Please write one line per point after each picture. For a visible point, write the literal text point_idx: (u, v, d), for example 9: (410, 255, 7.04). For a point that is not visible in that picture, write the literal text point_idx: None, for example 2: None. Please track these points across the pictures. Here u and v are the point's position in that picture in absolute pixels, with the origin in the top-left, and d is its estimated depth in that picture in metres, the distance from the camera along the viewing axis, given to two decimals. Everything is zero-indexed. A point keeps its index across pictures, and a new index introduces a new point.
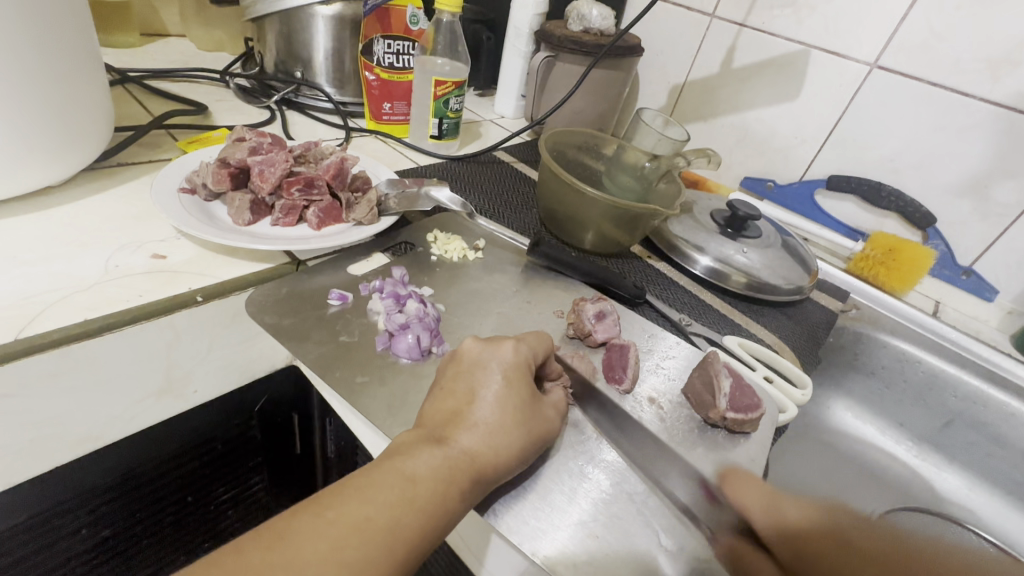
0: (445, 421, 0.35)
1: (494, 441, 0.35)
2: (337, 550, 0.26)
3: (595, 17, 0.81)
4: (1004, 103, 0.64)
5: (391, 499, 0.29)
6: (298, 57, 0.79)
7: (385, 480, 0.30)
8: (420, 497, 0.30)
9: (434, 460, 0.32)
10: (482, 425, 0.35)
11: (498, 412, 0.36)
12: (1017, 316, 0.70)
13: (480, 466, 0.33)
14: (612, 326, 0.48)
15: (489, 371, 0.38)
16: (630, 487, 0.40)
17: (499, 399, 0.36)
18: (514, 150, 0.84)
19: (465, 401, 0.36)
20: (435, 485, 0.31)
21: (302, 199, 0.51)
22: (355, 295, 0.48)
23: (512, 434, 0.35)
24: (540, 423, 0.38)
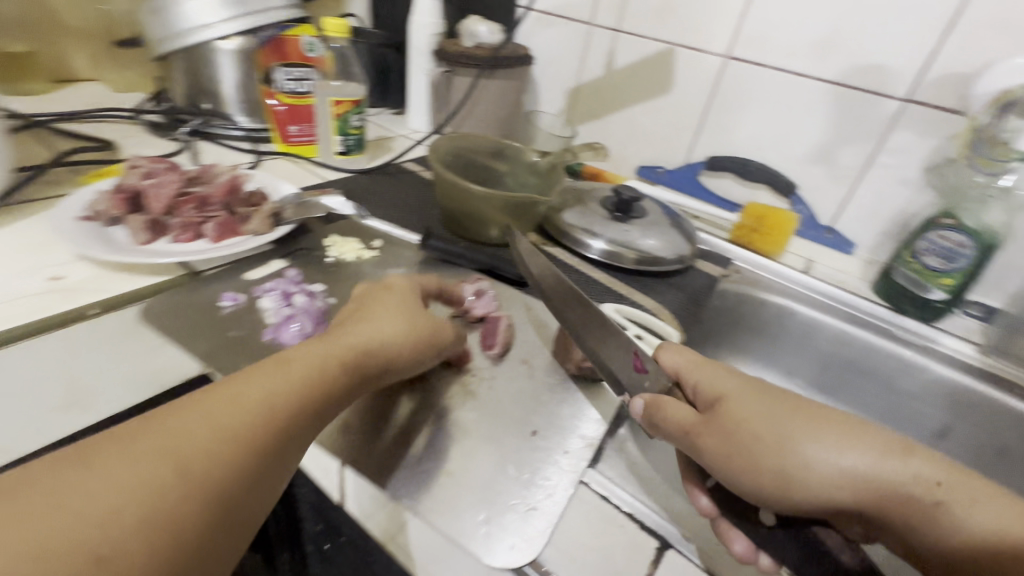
0: (337, 324, 0.43)
1: (378, 330, 0.42)
2: (202, 428, 0.31)
3: (484, 32, 0.89)
4: (833, 79, 0.73)
5: (261, 385, 0.34)
6: (206, 91, 0.83)
7: (262, 371, 0.35)
8: (297, 374, 0.36)
9: (317, 346, 0.39)
10: (373, 320, 0.43)
11: (383, 317, 0.44)
12: (874, 265, 0.79)
13: (369, 347, 0.41)
14: (490, 302, 0.54)
15: (382, 296, 0.46)
16: (494, 433, 0.43)
17: (384, 315, 0.44)
18: (422, 160, 0.90)
19: (356, 312, 0.45)
20: (311, 366, 0.37)
21: (196, 216, 0.55)
22: (247, 296, 0.52)
23: (396, 325, 0.43)
24: (430, 327, 0.45)
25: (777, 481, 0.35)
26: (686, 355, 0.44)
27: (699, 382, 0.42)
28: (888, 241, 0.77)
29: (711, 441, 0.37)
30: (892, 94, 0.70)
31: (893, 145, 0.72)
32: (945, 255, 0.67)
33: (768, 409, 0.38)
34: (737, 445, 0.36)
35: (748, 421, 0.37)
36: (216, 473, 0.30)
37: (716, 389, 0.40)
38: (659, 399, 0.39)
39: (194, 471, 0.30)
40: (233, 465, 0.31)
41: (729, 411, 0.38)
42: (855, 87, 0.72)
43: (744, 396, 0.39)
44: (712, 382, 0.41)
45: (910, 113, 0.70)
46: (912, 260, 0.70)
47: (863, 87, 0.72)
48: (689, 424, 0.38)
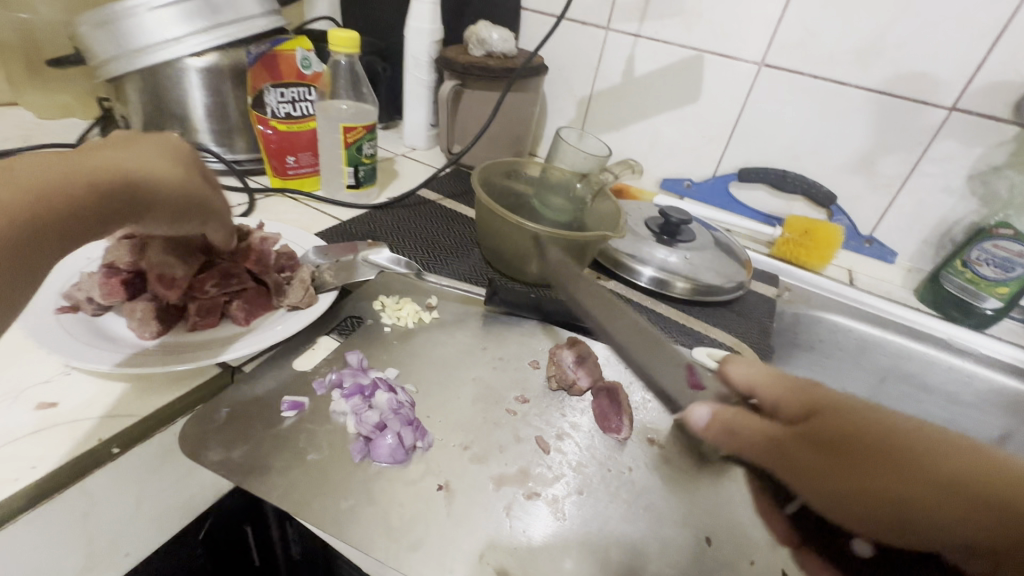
0: (133, 154, 0.36)
1: (134, 159, 0.35)
2: (52, 181, 0.30)
3: (496, 39, 0.79)
4: (876, 88, 0.71)
5: (55, 164, 0.31)
6: (173, 116, 0.69)
7: (89, 163, 0.33)
8: (76, 174, 0.31)
9: (139, 158, 0.36)
10: (137, 151, 0.37)
11: (143, 154, 0.37)
12: (915, 272, 0.79)
13: (128, 179, 0.34)
14: (594, 369, 0.46)
15: (150, 142, 0.38)
16: (662, 549, 0.37)
17: (150, 152, 0.37)
18: (437, 185, 0.80)
19: (181, 166, 0.38)
20: (67, 171, 0.31)
21: (220, 293, 0.44)
22: (311, 397, 0.41)
23: (174, 172, 0.37)
24: (188, 200, 0.37)
25: (874, 499, 0.26)
26: (754, 371, 0.36)
27: (782, 395, 0.33)
28: (929, 249, 0.77)
29: (803, 454, 0.29)
30: (937, 103, 0.69)
31: (937, 153, 0.71)
32: (1000, 266, 0.67)
33: (856, 415, 0.30)
34: (845, 467, 0.28)
35: (851, 432, 0.29)
36: (59, 210, 0.30)
37: (804, 403, 0.32)
38: (731, 415, 0.33)
39: (29, 197, 0.29)
40: (76, 202, 0.31)
41: (822, 426, 0.30)
42: (899, 95, 0.71)
43: (847, 408, 0.31)
44: (783, 393, 0.33)
45: (955, 122, 0.69)
46: (964, 269, 0.71)
47: (906, 95, 0.70)
48: (775, 438, 0.30)
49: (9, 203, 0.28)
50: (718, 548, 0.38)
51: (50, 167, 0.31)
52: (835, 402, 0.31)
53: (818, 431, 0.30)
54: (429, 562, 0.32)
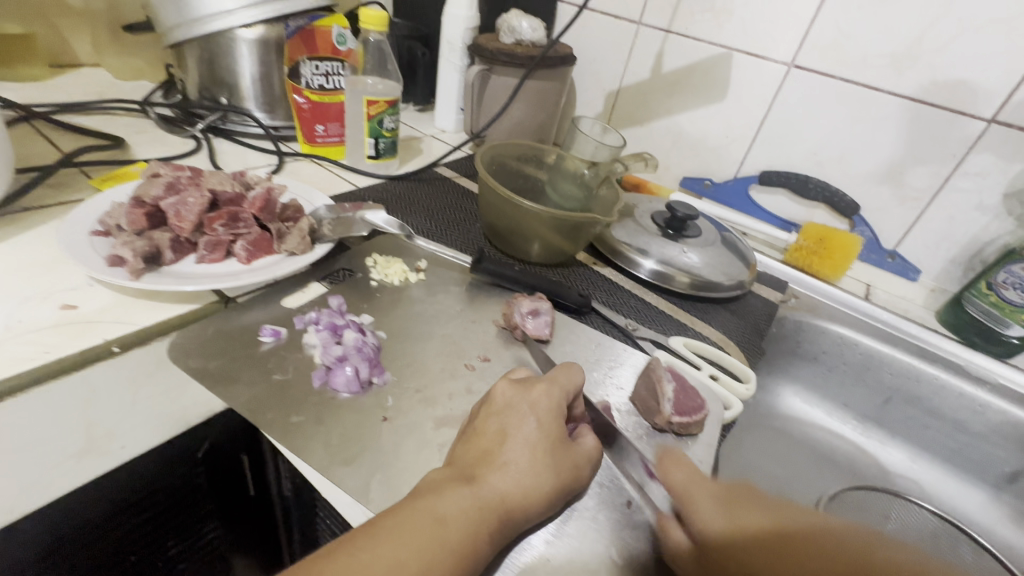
0: (477, 461, 0.35)
1: (527, 483, 0.35)
2: None
3: (526, 29, 0.82)
4: (910, 95, 0.68)
5: (415, 546, 0.29)
6: (223, 83, 0.76)
7: (415, 524, 0.30)
8: (452, 542, 0.30)
9: (462, 502, 0.32)
10: (513, 466, 0.35)
11: (529, 455, 0.36)
12: (939, 293, 0.74)
13: (506, 509, 0.34)
14: (542, 325, 0.50)
15: (522, 414, 0.38)
16: (580, 502, 0.39)
17: (533, 443, 0.37)
18: (455, 165, 0.84)
19: (499, 441, 0.36)
20: (464, 531, 0.31)
21: (227, 233, 0.49)
22: (289, 329, 0.46)
23: (536, 479, 0.35)
24: (572, 466, 0.37)
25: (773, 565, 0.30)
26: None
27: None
28: (957, 269, 0.72)
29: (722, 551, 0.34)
30: (975, 114, 0.65)
31: (972, 168, 0.67)
32: None
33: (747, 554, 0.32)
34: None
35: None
36: None
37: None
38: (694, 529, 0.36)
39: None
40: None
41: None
42: (935, 104, 0.67)
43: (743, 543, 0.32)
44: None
45: (994, 135, 0.65)
46: (989, 292, 0.66)
47: (942, 105, 0.67)
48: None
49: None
50: (637, 512, 0.39)
51: (458, 518, 0.31)
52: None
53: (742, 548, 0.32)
54: (359, 480, 0.36)
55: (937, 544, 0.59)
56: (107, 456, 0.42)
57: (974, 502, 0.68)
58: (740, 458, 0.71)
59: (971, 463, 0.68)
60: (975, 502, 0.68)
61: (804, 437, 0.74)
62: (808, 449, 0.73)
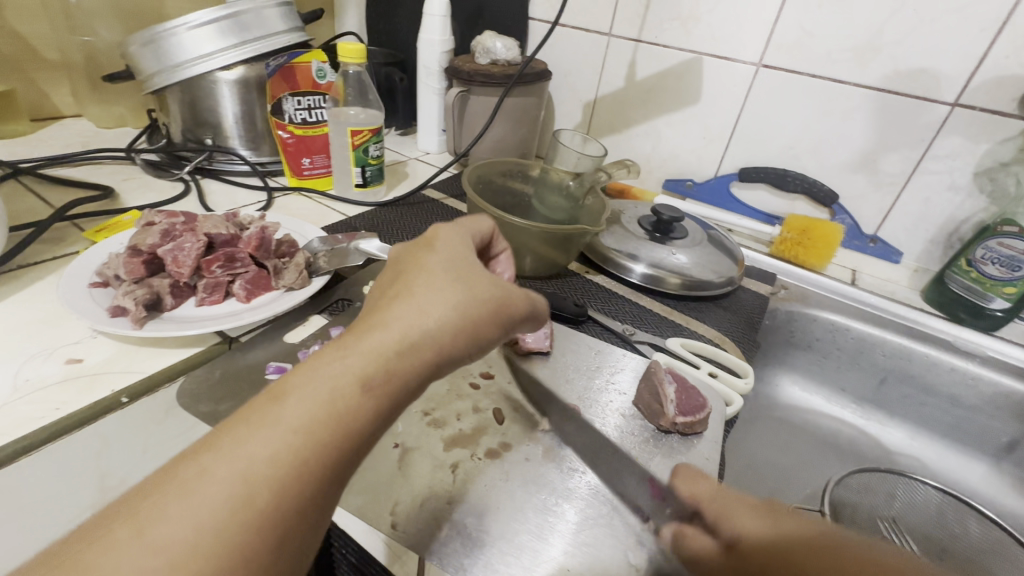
0: (375, 308, 0.33)
1: (417, 315, 0.32)
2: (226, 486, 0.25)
3: (500, 49, 0.84)
4: (876, 85, 0.71)
5: (283, 422, 0.27)
6: (207, 124, 0.77)
7: (273, 407, 0.27)
8: (317, 408, 0.27)
9: (344, 358, 0.29)
10: (410, 302, 0.33)
11: (433, 289, 0.34)
12: (922, 273, 0.77)
13: (406, 340, 0.31)
14: (541, 339, 0.51)
15: (423, 260, 0.36)
16: (594, 509, 0.39)
17: (435, 279, 0.34)
18: (442, 186, 0.86)
19: (397, 285, 0.34)
20: (337, 387, 0.28)
21: (224, 274, 0.50)
22: (294, 364, 0.47)
23: (438, 306, 0.33)
24: (488, 292, 0.35)
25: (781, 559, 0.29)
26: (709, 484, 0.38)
27: (715, 514, 0.35)
28: (937, 249, 0.75)
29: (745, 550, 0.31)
30: (939, 99, 0.68)
31: (941, 150, 0.70)
32: (1005, 264, 0.64)
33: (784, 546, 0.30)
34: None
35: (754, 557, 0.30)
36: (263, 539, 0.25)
37: (731, 521, 0.33)
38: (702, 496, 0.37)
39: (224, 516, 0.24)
40: (291, 489, 0.26)
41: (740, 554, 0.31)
42: (900, 92, 0.70)
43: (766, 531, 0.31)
44: (718, 509, 0.35)
45: (959, 118, 0.67)
46: (970, 269, 0.68)
47: (907, 92, 0.69)
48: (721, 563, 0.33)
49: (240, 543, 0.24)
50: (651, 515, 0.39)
51: (333, 379, 0.28)
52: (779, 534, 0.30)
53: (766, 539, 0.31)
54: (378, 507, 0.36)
55: (944, 522, 0.60)
56: None
57: (976, 473, 0.70)
58: (745, 450, 0.72)
59: (970, 436, 0.70)
60: (977, 473, 0.70)
61: (806, 424, 0.75)
62: (811, 436, 0.74)
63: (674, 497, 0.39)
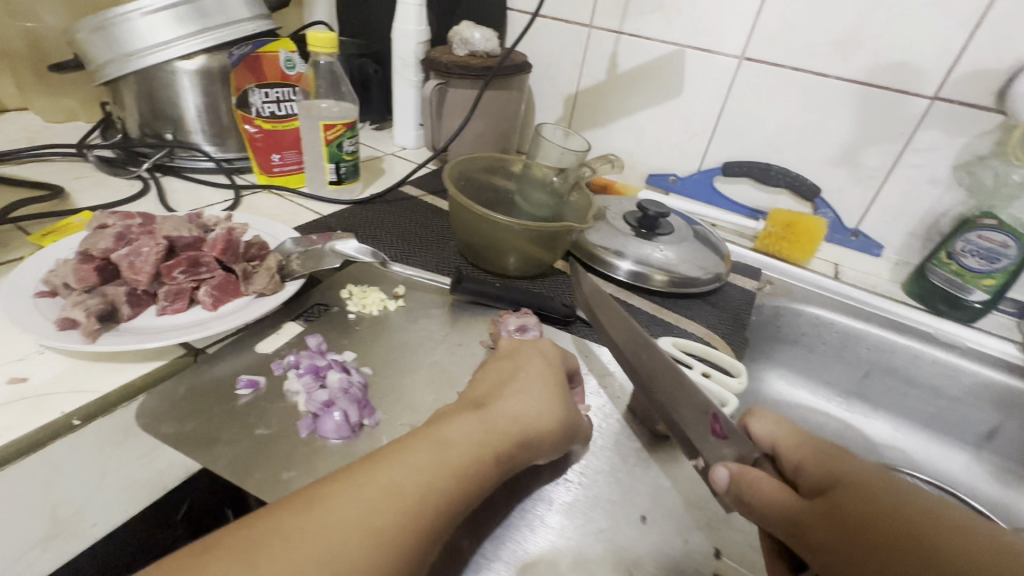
0: (486, 394, 0.37)
1: (528, 412, 0.36)
2: (379, 515, 0.26)
3: (478, 39, 0.81)
4: (857, 79, 0.71)
5: (428, 463, 0.29)
6: (166, 118, 0.71)
7: (417, 445, 0.30)
8: (456, 463, 0.30)
9: (472, 426, 0.33)
10: (518, 395, 0.37)
11: (538, 388, 0.38)
12: (903, 266, 0.77)
13: (516, 431, 0.35)
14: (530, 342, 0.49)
15: (529, 354, 0.42)
16: (594, 523, 0.38)
17: (537, 378, 0.39)
18: (421, 182, 0.82)
19: (509, 374, 0.39)
20: (470, 450, 0.31)
21: (188, 280, 0.46)
22: (268, 377, 0.43)
23: (542, 406, 0.37)
24: (573, 408, 0.40)
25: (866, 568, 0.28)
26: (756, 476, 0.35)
27: (802, 461, 0.35)
28: (916, 242, 0.75)
29: (817, 534, 0.31)
30: (919, 92, 0.68)
31: (921, 144, 0.70)
32: (984, 257, 0.66)
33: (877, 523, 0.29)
34: (857, 543, 0.29)
35: (862, 511, 0.30)
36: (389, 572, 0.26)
37: (826, 468, 0.34)
38: (741, 476, 0.35)
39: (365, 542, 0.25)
40: (407, 538, 0.27)
41: (840, 500, 0.31)
42: (881, 86, 0.70)
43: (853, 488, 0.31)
44: (806, 454, 0.36)
45: (939, 111, 0.68)
46: (949, 261, 0.69)
47: (888, 86, 0.69)
48: (792, 513, 0.32)
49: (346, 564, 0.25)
50: (653, 527, 0.38)
51: (468, 438, 0.32)
52: (849, 524, 0.30)
53: (836, 505, 0.31)
54: None
55: None
56: (77, 537, 0.38)
57: (957, 462, 0.71)
58: None
59: (951, 426, 0.71)
60: (958, 462, 0.71)
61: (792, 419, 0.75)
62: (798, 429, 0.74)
63: (752, 438, 0.40)
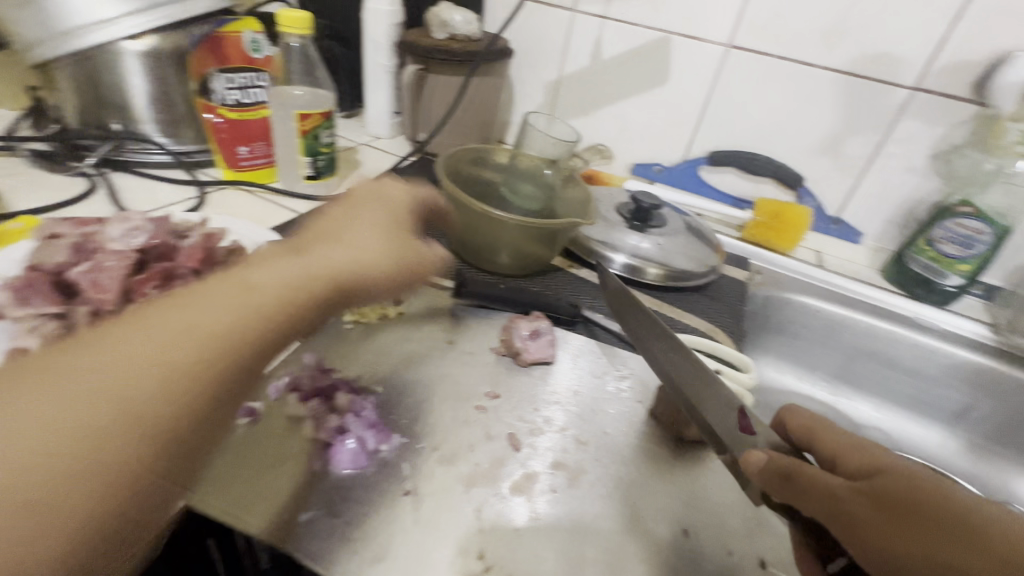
0: (307, 238, 0.40)
1: (352, 255, 0.39)
2: (175, 349, 0.28)
3: (459, 22, 0.76)
4: (842, 69, 0.71)
5: (232, 300, 0.31)
6: (111, 106, 0.63)
7: (221, 290, 0.31)
8: (259, 301, 0.32)
9: (292, 273, 0.34)
10: (355, 235, 0.41)
11: (384, 226, 0.43)
12: (881, 252, 0.80)
13: (359, 266, 0.38)
14: (545, 346, 0.47)
15: (365, 203, 0.45)
16: (641, 543, 0.36)
17: (374, 216, 0.43)
18: (402, 175, 0.78)
19: (345, 215, 0.43)
20: (281, 292, 0.33)
21: (163, 295, 0.40)
22: (264, 402, 0.39)
23: (376, 242, 0.41)
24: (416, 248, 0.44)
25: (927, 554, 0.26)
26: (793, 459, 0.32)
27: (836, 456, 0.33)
28: (894, 229, 0.78)
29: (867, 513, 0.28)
30: (900, 83, 0.69)
31: (901, 134, 0.72)
32: (961, 243, 0.68)
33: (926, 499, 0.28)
34: (914, 532, 0.27)
35: (913, 491, 0.28)
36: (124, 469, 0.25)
37: (866, 459, 0.32)
38: (788, 462, 0.32)
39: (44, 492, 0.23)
40: (194, 396, 0.27)
41: (889, 484, 0.29)
42: (865, 76, 0.71)
43: (898, 469, 0.30)
44: (843, 446, 0.34)
45: (919, 101, 0.69)
46: (928, 248, 0.71)
47: (872, 76, 0.70)
48: (837, 495, 0.30)
49: (127, 454, 0.25)
50: (694, 539, 0.37)
51: (276, 280, 0.33)
52: (900, 502, 0.28)
53: (883, 489, 0.29)
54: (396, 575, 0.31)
55: None
56: None
57: (934, 439, 0.74)
58: None
59: (929, 405, 0.74)
60: (935, 439, 0.74)
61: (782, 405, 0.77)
62: None
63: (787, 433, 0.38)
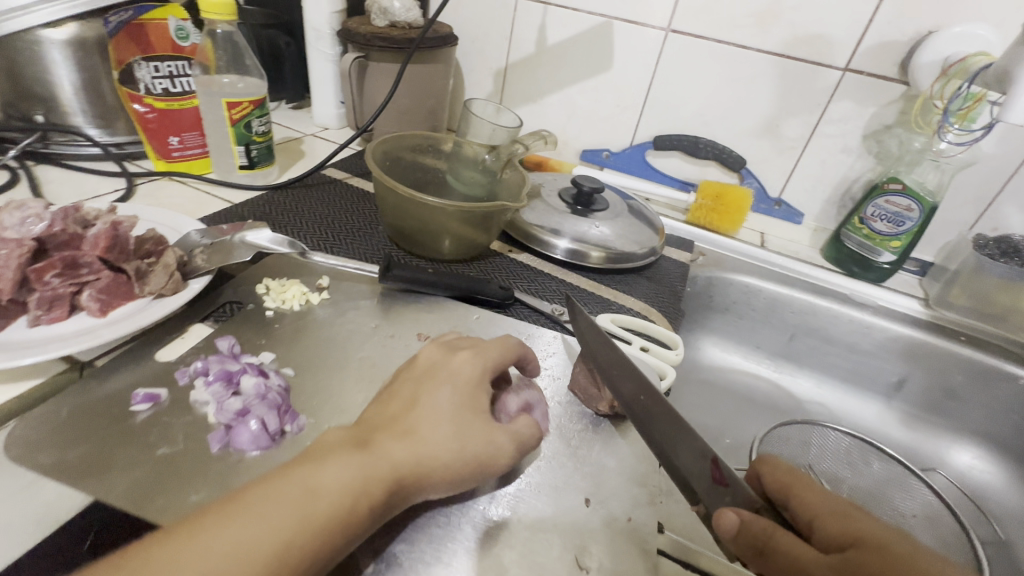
0: (387, 421, 0.33)
1: (430, 446, 0.32)
2: None
3: (398, 8, 0.76)
4: (777, 51, 0.72)
5: (278, 515, 0.27)
6: (33, 97, 0.61)
7: (275, 498, 0.27)
8: (318, 512, 0.27)
9: (347, 469, 0.29)
10: (427, 424, 0.33)
11: (449, 401, 0.35)
12: (821, 232, 0.81)
13: (413, 472, 0.31)
14: None
15: (439, 382, 0.36)
16: (538, 511, 0.37)
17: (453, 395, 0.35)
18: (345, 164, 0.77)
19: (424, 383, 0.36)
20: (339, 503, 0.28)
21: (66, 284, 0.39)
22: (171, 388, 0.39)
23: (453, 440, 0.33)
24: (484, 439, 0.34)
25: None
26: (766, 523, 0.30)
27: (815, 516, 0.31)
28: (832, 208, 0.79)
29: None
30: (831, 64, 0.71)
31: (834, 115, 0.73)
32: (891, 220, 0.70)
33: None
34: None
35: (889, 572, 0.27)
36: None
37: (844, 524, 0.30)
38: (761, 528, 0.30)
39: None
40: None
41: (865, 562, 0.28)
42: (798, 58, 0.72)
43: (875, 540, 0.29)
44: (819, 505, 0.32)
45: (850, 82, 0.71)
46: (862, 226, 0.73)
47: (805, 58, 0.72)
48: (812, 569, 0.29)
49: None
50: (597, 509, 0.38)
51: (341, 487, 0.29)
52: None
53: (860, 564, 0.28)
54: None
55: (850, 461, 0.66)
56: None
57: (871, 412, 0.76)
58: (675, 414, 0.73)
59: (866, 379, 0.76)
60: (873, 412, 0.77)
61: (726, 384, 0.78)
62: (732, 393, 0.78)
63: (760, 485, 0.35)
